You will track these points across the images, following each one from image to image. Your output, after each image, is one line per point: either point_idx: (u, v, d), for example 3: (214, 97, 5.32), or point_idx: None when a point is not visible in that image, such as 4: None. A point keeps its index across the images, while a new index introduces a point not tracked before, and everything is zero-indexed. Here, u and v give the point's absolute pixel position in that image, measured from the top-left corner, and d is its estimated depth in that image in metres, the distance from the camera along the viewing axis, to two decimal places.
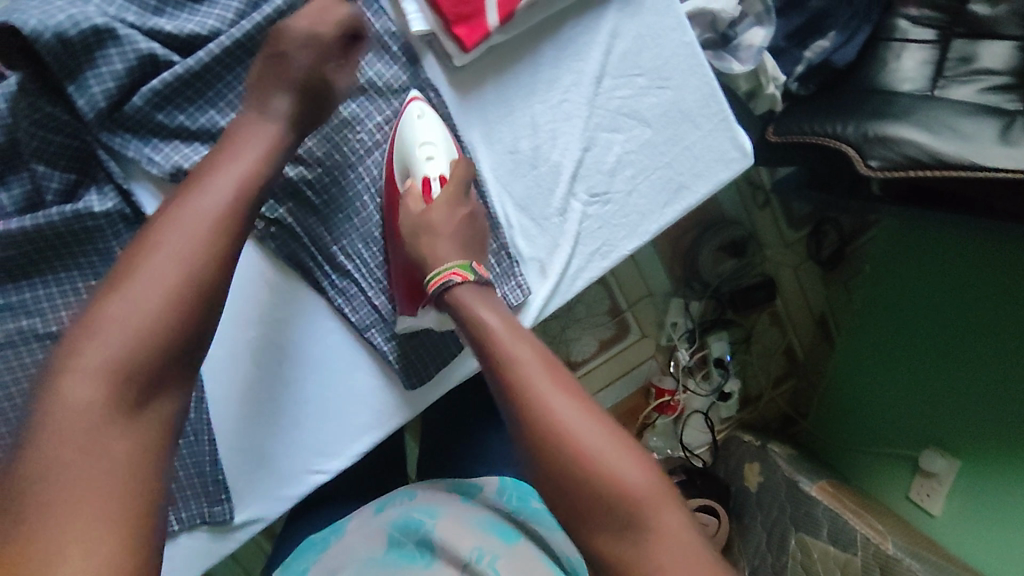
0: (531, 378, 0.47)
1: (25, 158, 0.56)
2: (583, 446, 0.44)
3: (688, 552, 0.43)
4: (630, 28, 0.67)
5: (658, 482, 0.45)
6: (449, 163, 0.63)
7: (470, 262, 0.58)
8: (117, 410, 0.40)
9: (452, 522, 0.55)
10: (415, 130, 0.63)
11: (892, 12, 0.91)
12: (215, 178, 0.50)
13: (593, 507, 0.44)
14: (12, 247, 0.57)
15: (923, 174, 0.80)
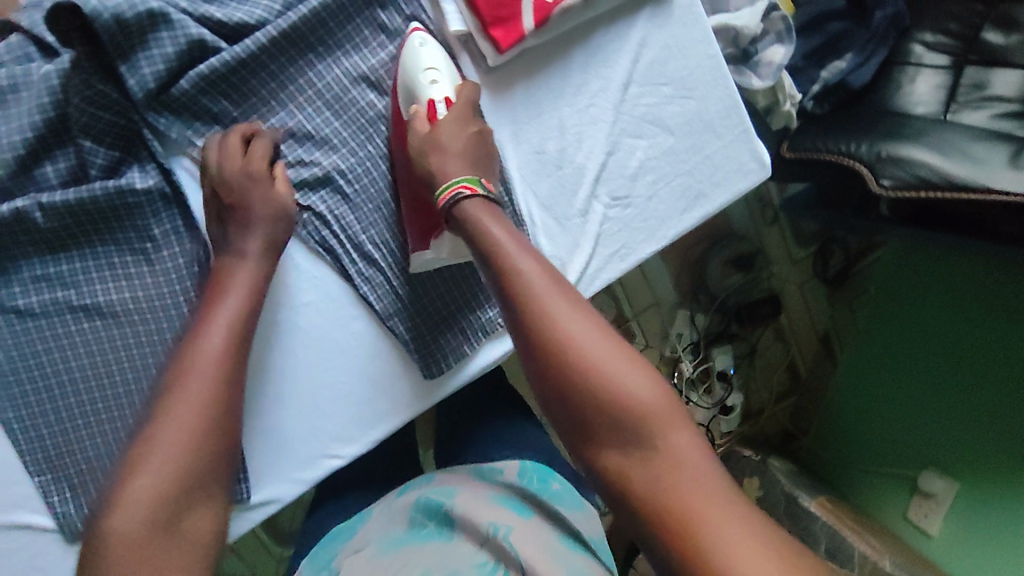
0: (543, 296, 0.48)
1: (73, 134, 0.58)
2: (589, 358, 0.46)
3: (695, 467, 0.43)
4: (658, 38, 0.69)
5: (665, 395, 0.46)
6: (456, 90, 0.63)
7: (480, 179, 0.57)
8: (184, 472, 0.49)
9: (468, 500, 0.56)
10: (419, 57, 0.62)
11: (908, 38, 0.93)
12: (224, 303, 0.57)
13: (599, 418, 0.45)
14: (56, 220, 0.60)
15: (934, 196, 0.82)
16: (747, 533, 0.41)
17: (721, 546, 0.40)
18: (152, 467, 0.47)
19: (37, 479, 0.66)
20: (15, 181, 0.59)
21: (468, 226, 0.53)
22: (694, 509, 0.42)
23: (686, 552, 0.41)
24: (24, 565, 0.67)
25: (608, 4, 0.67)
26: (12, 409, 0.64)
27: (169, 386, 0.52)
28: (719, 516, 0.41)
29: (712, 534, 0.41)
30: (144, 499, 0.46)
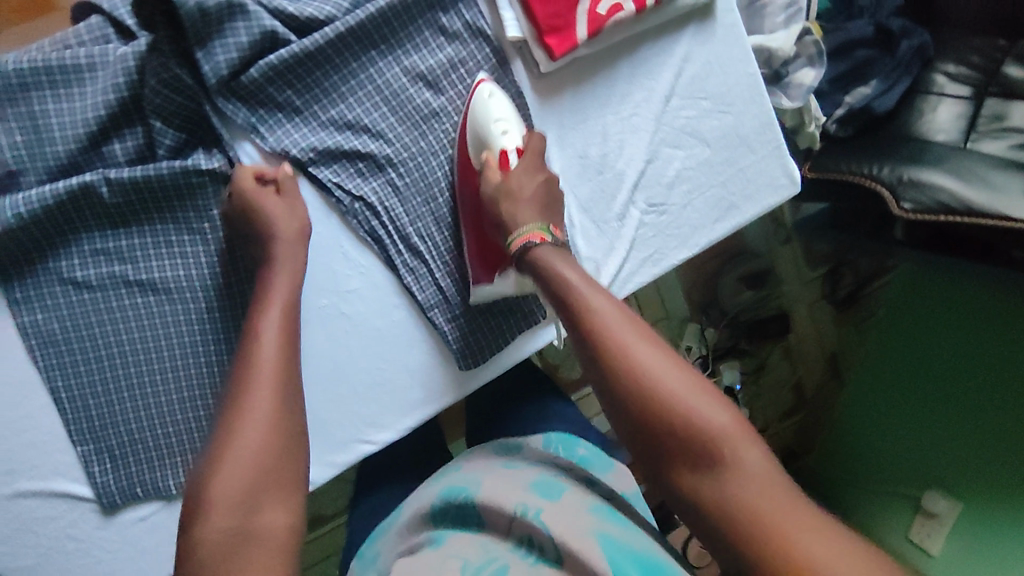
0: (611, 326, 0.52)
1: (146, 114, 0.63)
2: (661, 386, 0.48)
3: (769, 483, 0.45)
4: (701, 55, 0.72)
5: (736, 418, 0.48)
6: (524, 139, 0.67)
7: (549, 226, 0.62)
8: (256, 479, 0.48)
9: (496, 484, 0.58)
10: (488, 107, 0.66)
11: (930, 68, 0.97)
12: (269, 312, 0.59)
13: (674, 442, 0.48)
14: (121, 196, 0.63)
15: (952, 220, 0.83)
16: (825, 542, 0.42)
17: (801, 555, 0.41)
18: (232, 466, 0.48)
19: (80, 450, 0.67)
20: (83, 155, 0.63)
21: (543, 269, 0.58)
22: (770, 521, 0.43)
23: (766, 563, 0.42)
24: (57, 532, 0.68)
25: (656, 20, 0.70)
26: (60, 378, 0.66)
27: (235, 396, 0.53)
28: (796, 527, 0.43)
29: (787, 540, 0.42)
30: (229, 500, 0.46)
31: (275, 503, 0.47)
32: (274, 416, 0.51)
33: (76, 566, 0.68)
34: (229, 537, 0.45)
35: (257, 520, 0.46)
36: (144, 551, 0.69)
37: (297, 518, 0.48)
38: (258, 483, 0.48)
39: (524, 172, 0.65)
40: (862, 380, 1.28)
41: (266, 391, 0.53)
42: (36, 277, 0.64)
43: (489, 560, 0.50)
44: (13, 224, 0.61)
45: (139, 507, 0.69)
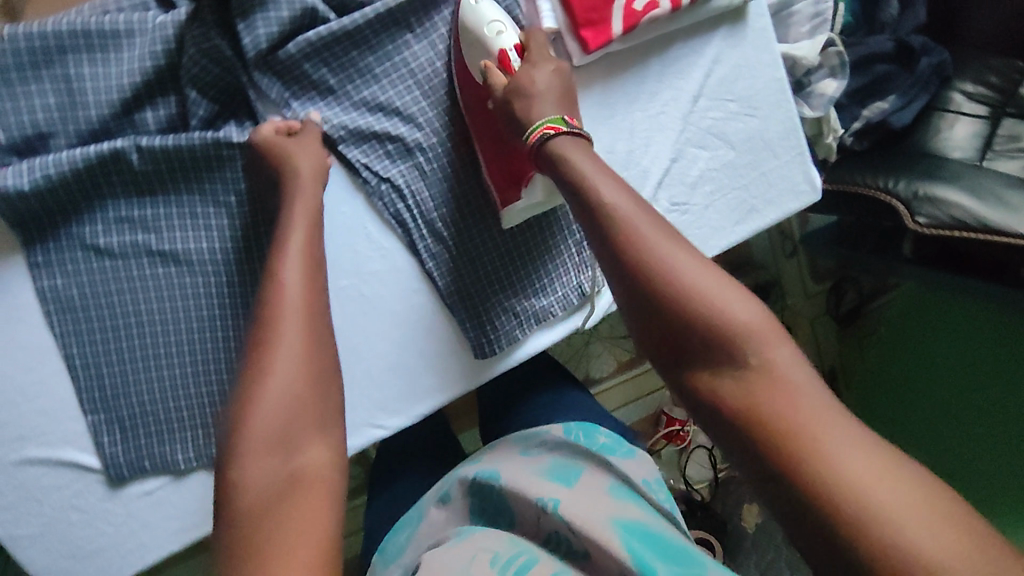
0: (634, 222, 0.49)
1: (182, 84, 0.63)
2: (688, 282, 0.46)
3: (800, 384, 0.42)
4: (731, 57, 0.73)
5: (768, 319, 0.45)
6: (523, 38, 0.65)
7: (563, 117, 0.59)
8: (297, 421, 0.47)
9: (516, 475, 0.59)
10: (480, 11, 0.64)
11: (948, 86, 0.98)
12: (290, 241, 0.57)
13: (696, 341, 0.45)
14: (151, 164, 0.63)
15: (967, 236, 0.84)
16: (857, 445, 0.39)
17: (827, 453, 0.39)
18: (271, 404, 0.47)
19: (91, 419, 0.66)
20: (115, 121, 0.63)
21: (560, 168, 0.55)
22: (796, 417, 0.40)
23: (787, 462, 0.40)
24: (62, 502, 0.67)
25: (690, 20, 0.71)
26: (75, 345, 0.65)
27: (259, 331, 0.51)
28: (826, 425, 0.40)
29: (813, 440, 0.39)
30: (270, 438, 0.45)
31: (315, 440, 0.46)
32: (310, 355, 0.50)
33: (77, 538, 0.67)
34: (278, 482, 0.44)
35: (300, 458, 0.45)
36: (146, 526, 0.68)
37: (340, 453, 0.47)
38: (299, 422, 0.47)
39: (529, 66, 0.63)
40: (869, 387, 1.26)
41: (296, 327, 0.51)
42: (58, 243, 0.64)
43: (515, 551, 0.51)
44: (40, 185, 0.61)
45: (145, 481, 0.68)
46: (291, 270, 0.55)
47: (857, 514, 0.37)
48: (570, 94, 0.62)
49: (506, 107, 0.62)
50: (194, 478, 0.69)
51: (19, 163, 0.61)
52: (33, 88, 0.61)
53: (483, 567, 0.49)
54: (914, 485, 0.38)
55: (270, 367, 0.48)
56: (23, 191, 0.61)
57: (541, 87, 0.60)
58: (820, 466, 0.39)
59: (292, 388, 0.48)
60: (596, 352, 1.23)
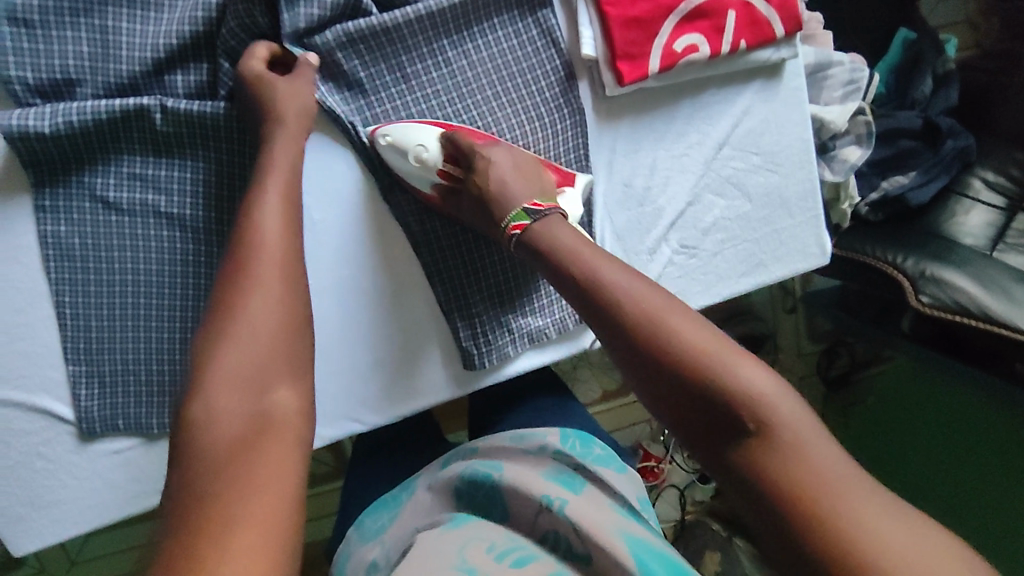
0: (631, 292, 0.51)
1: (217, 53, 0.64)
2: (696, 353, 0.47)
3: (812, 447, 0.43)
4: (760, 111, 0.73)
5: (773, 381, 0.46)
6: (444, 141, 0.67)
7: (525, 205, 0.62)
8: (276, 367, 0.48)
9: (518, 472, 0.60)
10: (404, 135, 0.66)
11: (969, 171, 0.99)
12: (269, 193, 0.57)
13: (705, 409, 0.46)
14: (173, 126, 0.63)
15: (967, 322, 0.84)
16: (887, 518, 0.40)
17: (870, 534, 0.39)
18: (241, 353, 0.47)
19: (71, 369, 0.65)
20: (144, 80, 0.63)
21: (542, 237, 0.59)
22: (830, 495, 0.41)
23: (825, 548, 0.39)
24: (29, 448, 0.66)
25: (726, 68, 0.71)
26: (68, 295, 0.65)
27: (234, 270, 0.52)
28: (856, 499, 0.40)
29: (835, 504, 0.40)
30: (240, 381, 0.46)
31: (285, 385, 0.47)
32: (280, 317, 0.50)
33: (39, 486, 0.66)
34: (247, 429, 0.44)
35: (268, 401, 0.46)
36: (109, 485, 0.68)
37: (306, 401, 0.48)
38: (269, 365, 0.48)
39: (470, 167, 0.66)
40: (859, 442, 1.28)
41: (272, 270, 0.53)
42: (68, 189, 0.64)
43: (512, 545, 0.53)
44: (60, 130, 0.61)
45: (115, 440, 0.67)
46: (270, 236, 0.55)
47: None
48: (524, 157, 0.67)
49: (473, 195, 0.66)
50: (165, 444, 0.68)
51: (41, 105, 0.61)
52: (68, 34, 0.61)
53: (482, 556, 0.51)
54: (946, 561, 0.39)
55: (244, 315, 0.49)
56: (43, 134, 0.61)
57: (500, 179, 0.64)
58: (849, 534, 0.39)
59: (275, 333, 0.49)
60: (583, 376, 1.24)
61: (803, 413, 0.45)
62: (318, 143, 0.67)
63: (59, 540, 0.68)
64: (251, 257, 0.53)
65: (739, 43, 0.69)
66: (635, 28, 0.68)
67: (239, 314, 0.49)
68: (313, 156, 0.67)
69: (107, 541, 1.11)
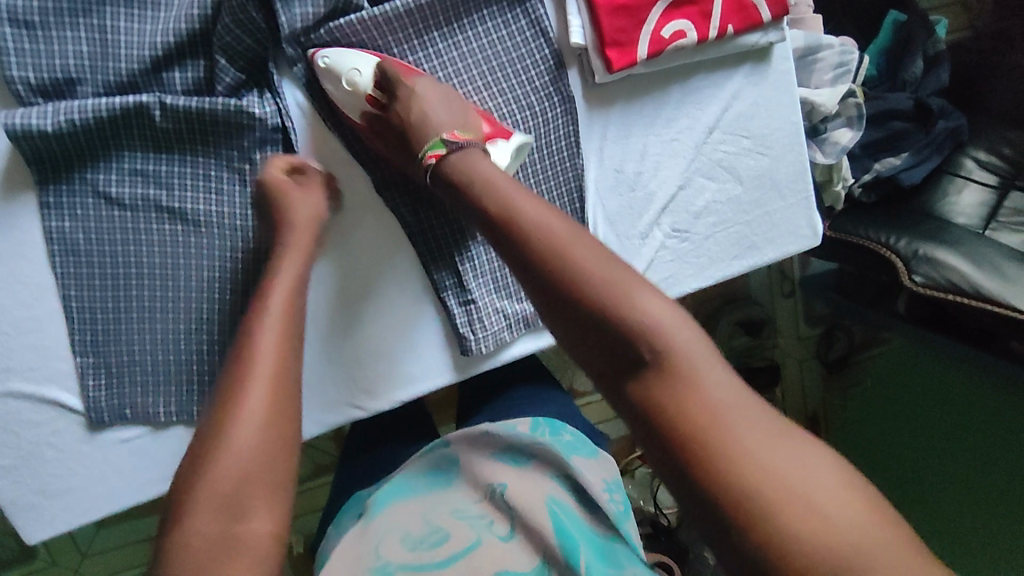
0: (537, 222, 0.50)
1: (213, 48, 0.65)
2: (598, 285, 0.46)
3: (710, 379, 0.43)
4: (749, 95, 0.74)
5: (674, 310, 0.46)
6: (380, 69, 0.66)
7: (444, 134, 0.61)
8: (266, 473, 0.46)
9: (468, 455, 0.64)
10: (343, 58, 0.65)
11: (961, 152, 1.00)
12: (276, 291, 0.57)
13: (609, 340, 0.45)
14: (172, 122, 0.65)
15: (958, 299, 0.85)
16: (770, 444, 0.41)
17: (751, 461, 0.40)
18: (224, 466, 0.45)
19: (79, 360, 0.67)
20: (143, 78, 0.65)
21: (457, 171, 0.58)
22: (718, 423, 0.41)
23: (710, 479, 0.40)
24: (40, 439, 0.68)
25: (715, 53, 0.72)
26: (74, 288, 0.66)
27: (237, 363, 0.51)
28: (740, 420, 0.41)
29: (720, 433, 0.41)
30: (215, 499, 0.44)
31: (265, 505, 0.45)
32: (275, 411, 0.49)
33: (51, 475, 0.68)
34: (211, 546, 0.42)
35: (242, 523, 0.44)
36: (119, 473, 0.70)
37: (282, 527, 0.45)
38: (250, 484, 0.45)
39: (397, 93, 0.65)
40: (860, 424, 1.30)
41: (270, 361, 0.51)
42: (71, 185, 0.65)
43: (431, 530, 0.55)
44: (62, 128, 0.62)
45: (124, 429, 0.69)
46: (273, 314, 0.55)
47: (762, 517, 0.39)
48: (453, 93, 0.66)
49: (398, 126, 0.65)
50: (172, 433, 0.70)
51: (43, 104, 0.63)
52: (68, 34, 0.62)
53: (398, 547, 0.54)
54: (820, 480, 0.40)
55: (232, 425, 0.47)
56: (46, 132, 0.62)
57: (424, 110, 0.64)
58: (731, 462, 0.40)
59: (268, 438, 0.47)
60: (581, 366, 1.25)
61: (694, 334, 0.45)
62: (314, 140, 0.69)
63: (72, 527, 0.70)
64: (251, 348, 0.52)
65: (726, 27, 0.70)
66: (623, 16, 0.68)
67: (233, 417, 0.47)
68: (308, 149, 0.68)
69: (117, 534, 1.13)
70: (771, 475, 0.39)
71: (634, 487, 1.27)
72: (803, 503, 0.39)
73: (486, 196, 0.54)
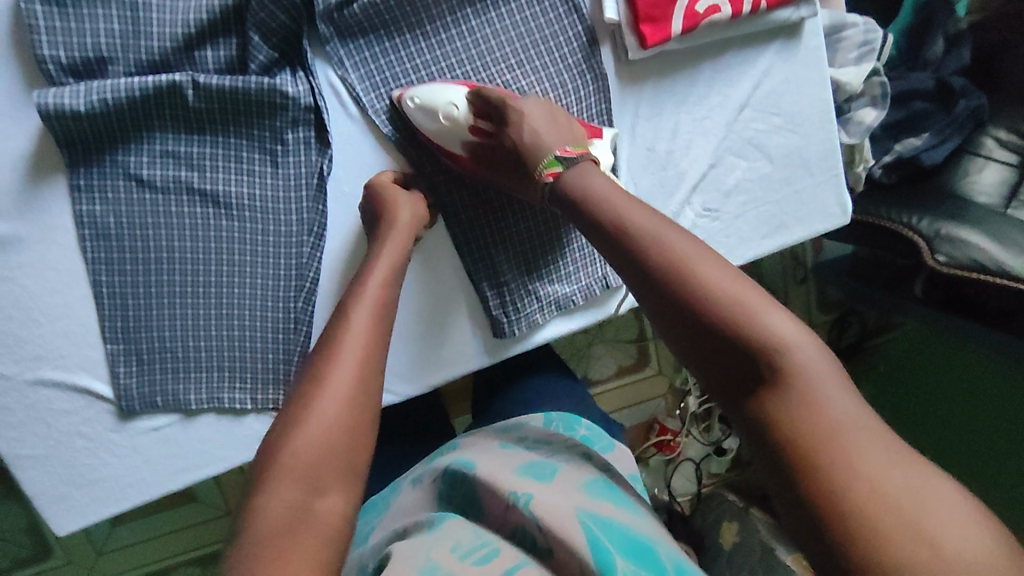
0: (659, 236, 0.51)
1: (246, 26, 0.64)
2: (725, 301, 0.47)
3: (834, 400, 0.42)
4: (781, 71, 0.74)
5: (804, 333, 0.45)
6: (471, 98, 0.67)
7: (556, 152, 0.63)
8: (340, 453, 0.49)
9: (490, 464, 0.62)
10: (434, 92, 0.66)
11: (981, 131, 1.00)
12: (368, 290, 0.60)
13: (731, 354, 0.46)
14: (204, 102, 0.64)
15: (983, 277, 0.85)
16: (897, 475, 0.39)
17: (873, 489, 0.39)
18: (304, 445, 0.49)
19: (110, 348, 0.66)
20: (175, 56, 0.64)
21: (569, 192, 0.60)
22: (842, 447, 0.40)
23: (824, 500, 0.39)
24: (70, 428, 0.67)
25: (747, 29, 0.72)
26: (104, 273, 0.65)
27: (328, 348, 0.56)
28: (869, 452, 0.40)
29: (843, 457, 0.40)
30: (298, 472, 0.47)
31: (338, 489, 0.48)
32: (355, 399, 0.52)
33: (80, 465, 0.67)
34: (290, 518, 0.45)
35: (317, 500, 0.47)
36: (149, 463, 0.69)
37: (352, 505, 0.48)
38: (327, 464, 0.49)
39: (502, 121, 0.66)
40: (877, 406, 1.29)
41: (355, 352, 0.55)
42: (102, 167, 0.64)
43: (480, 541, 0.53)
44: (94, 108, 0.61)
45: (153, 417, 0.68)
46: (359, 322, 0.57)
47: (876, 540, 0.37)
48: (551, 106, 0.67)
49: (506, 149, 0.67)
50: (203, 420, 0.69)
51: (75, 84, 0.62)
52: (100, 13, 0.61)
53: (447, 556, 0.51)
54: (951, 517, 0.38)
55: (316, 406, 0.51)
56: (78, 112, 0.61)
57: (531, 128, 0.65)
58: (852, 487, 0.39)
59: (346, 423, 0.51)
60: (597, 354, 1.24)
61: (825, 360, 0.45)
62: (343, 118, 0.68)
63: (101, 518, 0.69)
64: (340, 341, 0.56)
65: (760, 2, 0.70)
66: None
67: (316, 400, 0.51)
68: (339, 129, 0.68)
69: (129, 533, 1.12)
70: (895, 512, 0.38)
71: (649, 475, 1.26)
72: (929, 546, 0.37)
73: (600, 211, 0.56)
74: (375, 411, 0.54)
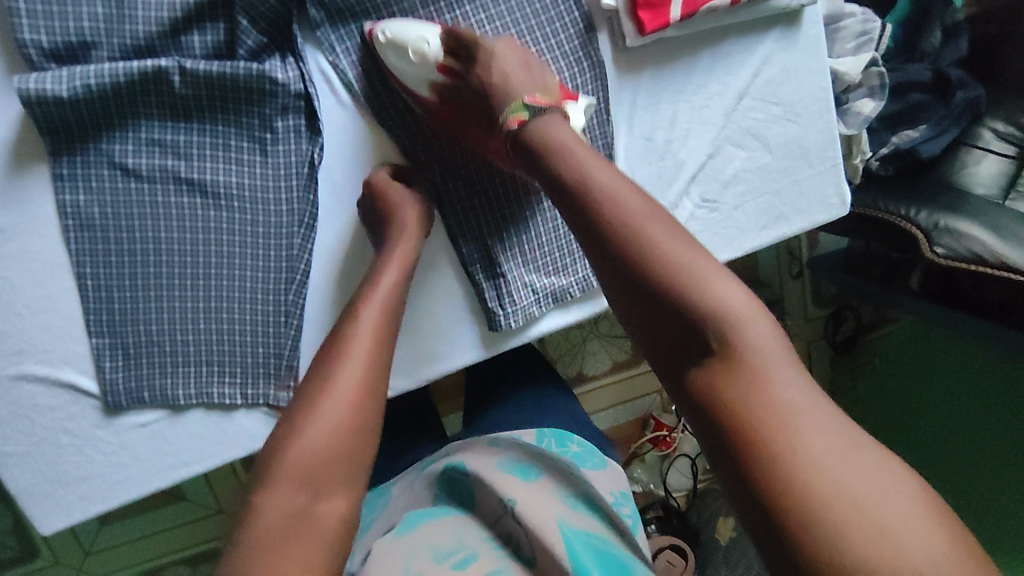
0: (611, 193, 0.50)
1: (233, 9, 0.62)
2: (676, 268, 0.46)
3: (778, 375, 0.42)
4: (780, 60, 0.73)
5: (752, 304, 0.45)
6: (445, 36, 0.64)
7: (524, 98, 0.60)
8: (342, 458, 0.49)
9: (481, 464, 0.62)
10: (407, 28, 0.63)
11: (978, 122, 0.99)
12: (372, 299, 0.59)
13: (679, 323, 0.45)
14: (191, 88, 0.62)
15: (980, 269, 0.84)
16: (845, 459, 0.39)
17: (821, 473, 0.38)
18: (308, 451, 0.48)
19: (95, 342, 0.64)
20: (161, 41, 0.62)
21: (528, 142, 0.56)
22: (791, 427, 0.40)
23: (769, 480, 0.39)
24: (54, 424, 0.65)
25: (746, 16, 0.71)
26: (89, 265, 0.63)
27: (333, 353, 0.55)
28: (814, 432, 0.40)
29: (789, 439, 0.39)
30: (300, 474, 0.47)
31: (339, 492, 0.47)
32: (359, 405, 0.51)
33: (66, 462, 0.66)
34: (290, 521, 0.45)
35: (318, 504, 0.46)
36: (137, 459, 0.67)
37: (354, 508, 0.48)
38: (331, 470, 0.48)
39: (472, 60, 0.64)
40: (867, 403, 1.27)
41: (361, 357, 0.54)
42: (86, 156, 0.62)
43: (458, 546, 0.54)
44: (78, 94, 0.60)
45: (141, 413, 0.66)
46: (359, 332, 0.56)
47: (820, 523, 0.37)
48: (529, 56, 0.65)
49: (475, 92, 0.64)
50: (192, 415, 0.67)
51: (57, 69, 0.60)
52: None
53: (425, 561, 0.52)
54: (895, 498, 0.38)
55: (320, 412, 0.50)
56: (61, 98, 0.59)
57: (504, 73, 0.62)
58: (800, 469, 0.38)
59: (349, 430, 0.50)
60: (592, 349, 1.21)
61: (772, 334, 0.44)
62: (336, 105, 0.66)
63: (87, 516, 0.67)
64: (344, 348, 0.55)
65: None
66: None
67: (320, 407, 0.50)
68: (330, 116, 0.66)
69: (117, 533, 1.10)
70: (839, 496, 0.37)
71: (644, 471, 1.24)
72: (874, 530, 0.36)
73: (557, 161, 0.53)
74: (379, 415, 0.53)
